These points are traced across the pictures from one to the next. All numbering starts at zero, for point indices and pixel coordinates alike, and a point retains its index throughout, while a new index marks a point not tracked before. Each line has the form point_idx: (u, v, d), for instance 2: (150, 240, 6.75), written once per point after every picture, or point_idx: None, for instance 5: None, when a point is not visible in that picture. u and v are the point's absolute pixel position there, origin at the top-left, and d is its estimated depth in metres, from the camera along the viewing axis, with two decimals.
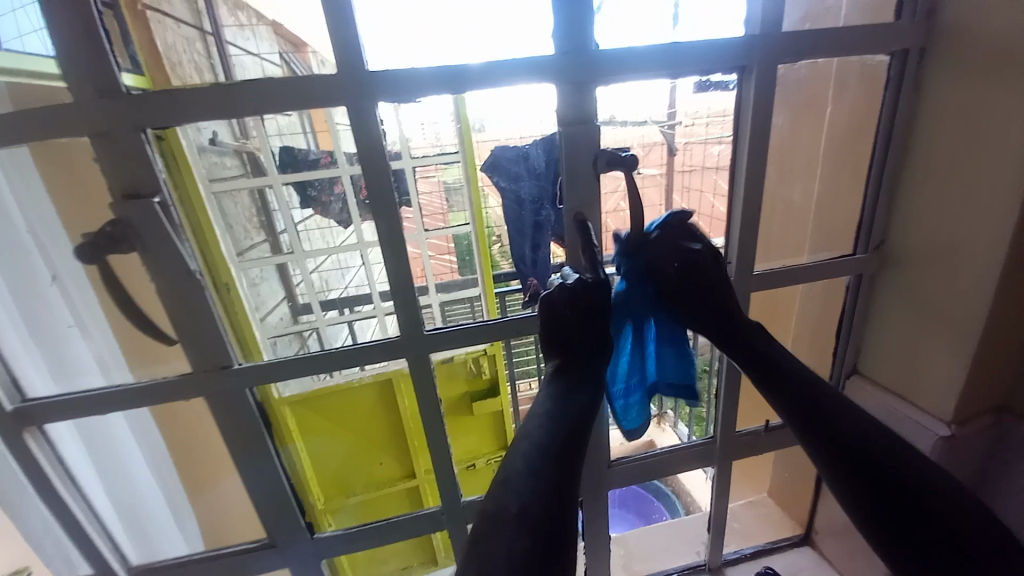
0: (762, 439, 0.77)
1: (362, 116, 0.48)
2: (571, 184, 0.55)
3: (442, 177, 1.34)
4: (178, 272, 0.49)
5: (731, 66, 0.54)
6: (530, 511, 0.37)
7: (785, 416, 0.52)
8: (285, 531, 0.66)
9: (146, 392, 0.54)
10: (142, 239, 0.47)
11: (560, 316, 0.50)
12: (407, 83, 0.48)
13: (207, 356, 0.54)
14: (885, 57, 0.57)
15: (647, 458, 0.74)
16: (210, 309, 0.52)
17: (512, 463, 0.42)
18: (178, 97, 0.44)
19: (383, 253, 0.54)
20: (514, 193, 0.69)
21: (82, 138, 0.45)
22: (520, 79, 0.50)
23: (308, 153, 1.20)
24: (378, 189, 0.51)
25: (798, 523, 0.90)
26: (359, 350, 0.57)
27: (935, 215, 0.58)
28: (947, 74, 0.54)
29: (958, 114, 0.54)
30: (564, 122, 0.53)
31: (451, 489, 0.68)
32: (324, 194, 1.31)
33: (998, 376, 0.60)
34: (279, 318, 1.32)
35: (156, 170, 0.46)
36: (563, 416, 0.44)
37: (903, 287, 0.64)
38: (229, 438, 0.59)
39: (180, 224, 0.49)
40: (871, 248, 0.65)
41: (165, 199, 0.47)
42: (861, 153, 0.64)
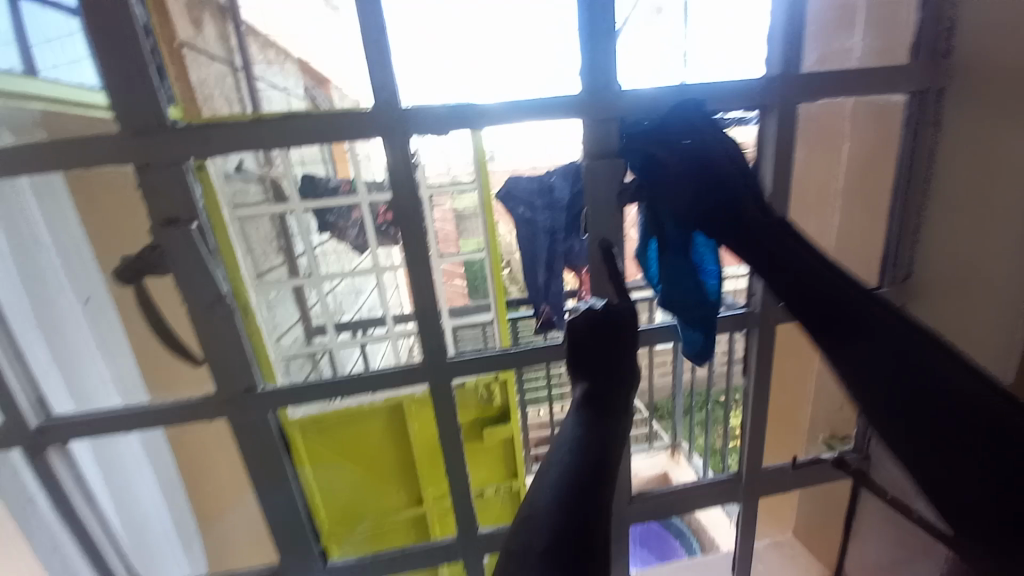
0: (788, 476, 0.74)
1: (394, 147, 0.50)
2: (595, 214, 0.56)
3: (455, 204, 1.38)
4: (209, 296, 0.50)
5: (752, 104, 0.55)
6: (559, 550, 0.34)
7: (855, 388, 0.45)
8: (298, 560, 0.64)
9: (169, 415, 0.54)
10: (178, 264, 0.49)
11: (583, 339, 0.51)
12: (438, 119, 0.49)
13: (232, 380, 0.54)
14: (902, 96, 0.58)
15: (670, 494, 0.72)
16: (239, 332, 0.52)
17: (539, 496, 0.39)
18: (221, 129, 0.46)
19: (408, 280, 0.55)
20: (529, 220, 0.68)
21: (127, 167, 0.47)
22: (545, 114, 0.51)
23: (329, 181, 1.24)
24: (405, 217, 0.52)
25: (826, 565, 0.86)
26: (380, 375, 0.57)
27: (962, 246, 0.58)
28: (967, 110, 0.55)
29: (978, 150, 0.56)
30: (588, 156, 0.54)
31: (468, 521, 0.66)
32: (341, 221, 1.33)
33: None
34: (292, 340, 1.33)
35: (195, 198, 0.48)
36: (590, 443, 0.42)
37: (933, 316, 0.62)
38: (247, 461, 0.58)
39: (214, 249, 0.51)
40: (897, 282, 0.62)
41: (202, 224, 0.49)
42: (882, 187, 0.63)
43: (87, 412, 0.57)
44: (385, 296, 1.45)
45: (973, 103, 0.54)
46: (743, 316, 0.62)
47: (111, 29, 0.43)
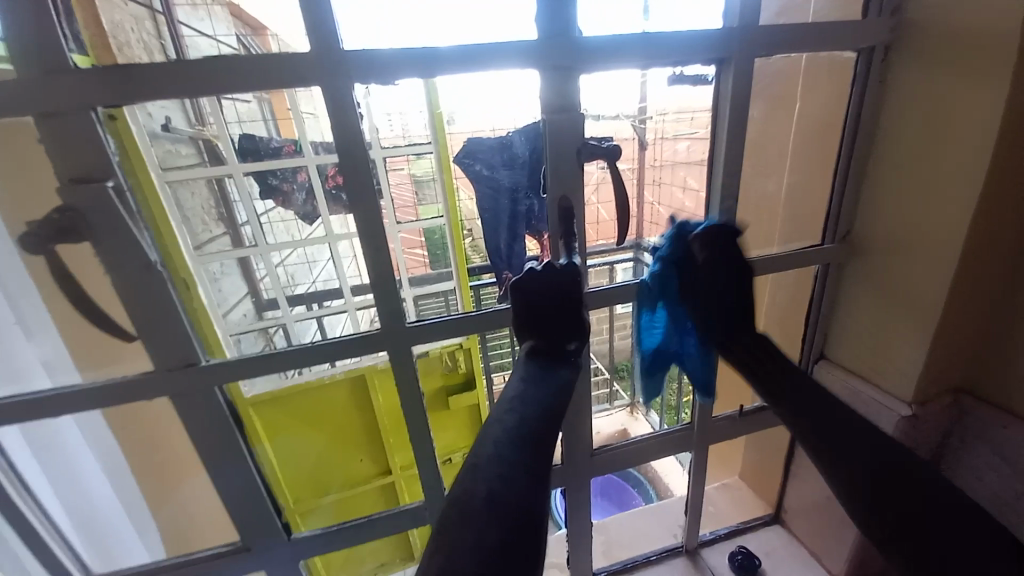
0: (736, 423, 0.80)
1: (337, 99, 0.46)
2: (555, 173, 0.55)
3: (411, 169, 1.31)
4: (136, 263, 0.46)
5: (710, 57, 0.55)
6: (497, 500, 0.37)
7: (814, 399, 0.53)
8: (261, 534, 0.63)
9: (103, 394, 0.50)
10: (96, 228, 0.44)
11: (532, 301, 0.51)
12: (386, 66, 0.46)
13: (171, 353, 0.50)
14: (852, 54, 0.60)
15: (629, 447, 0.75)
16: (173, 303, 0.48)
17: (483, 448, 0.41)
18: (133, 73, 0.41)
19: (362, 244, 0.52)
20: (493, 181, 0.74)
21: (24, 118, 0.41)
22: (504, 63, 0.49)
23: (271, 141, 1.20)
24: (355, 177, 0.49)
25: (768, 502, 0.94)
26: (335, 344, 0.55)
27: (897, 207, 0.61)
28: (911, 69, 0.56)
29: (918, 107, 0.57)
30: (547, 110, 0.52)
31: (435, 484, 0.67)
32: (286, 183, 1.24)
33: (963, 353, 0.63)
34: (242, 315, 1.26)
35: (108, 152, 0.42)
36: (535, 396, 0.45)
37: (870, 273, 0.66)
38: (197, 439, 0.55)
39: (138, 212, 0.45)
40: (838, 239, 0.68)
41: (120, 183, 0.44)
42: (828, 147, 0.66)
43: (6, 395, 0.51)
44: (342, 266, 1.39)
45: (914, 62, 0.56)
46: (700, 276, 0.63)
47: None
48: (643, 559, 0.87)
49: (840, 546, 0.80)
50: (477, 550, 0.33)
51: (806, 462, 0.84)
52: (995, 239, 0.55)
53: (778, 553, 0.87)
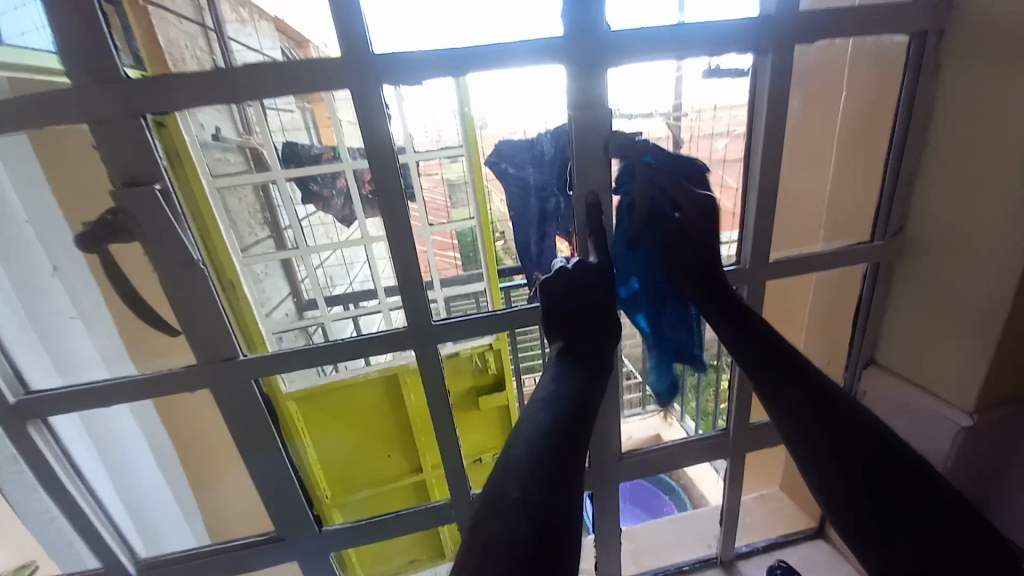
0: (774, 430, 0.76)
1: (365, 102, 0.47)
2: (582, 169, 0.54)
3: (445, 173, 1.34)
4: (180, 262, 0.48)
5: (744, 47, 0.53)
6: (531, 500, 0.37)
7: (795, 424, 0.50)
8: (294, 525, 0.65)
9: (150, 385, 0.53)
10: (145, 229, 0.47)
11: (558, 304, 0.51)
12: (413, 69, 0.47)
13: (210, 348, 0.53)
14: (902, 37, 0.55)
15: (658, 451, 0.73)
16: (213, 300, 0.51)
17: (515, 448, 0.42)
18: (178, 84, 0.44)
19: (389, 243, 0.53)
20: (520, 179, 0.71)
21: (83, 127, 0.44)
22: (528, 61, 0.49)
23: (312, 148, 1.20)
24: (382, 179, 0.50)
25: (811, 515, 0.89)
26: (363, 342, 0.56)
27: (953, 202, 0.56)
28: (972, 51, 0.52)
29: (981, 89, 0.51)
30: (574, 106, 0.51)
31: (460, 482, 0.67)
32: (326, 189, 1.29)
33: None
34: (284, 314, 1.31)
35: (155, 156, 0.45)
36: (566, 397, 0.45)
37: (924, 273, 0.61)
38: (235, 430, 0.58)
39: (182, 212, 0.48)
40: (889, 235, 0.63)
41: (166, 186, 0.46)
42: (876, 137, 0.62)
43: (67, 385, 0.56)
44: (376, 267, 1.43)
45: (972, 44, 0.51)
46: (734, 274, 0.61)
47: None
48: (674, 569, 0.84)
49: None
50: (512, 551, 0.34)
51: None
52: None
53: (822, 571, 0.82)
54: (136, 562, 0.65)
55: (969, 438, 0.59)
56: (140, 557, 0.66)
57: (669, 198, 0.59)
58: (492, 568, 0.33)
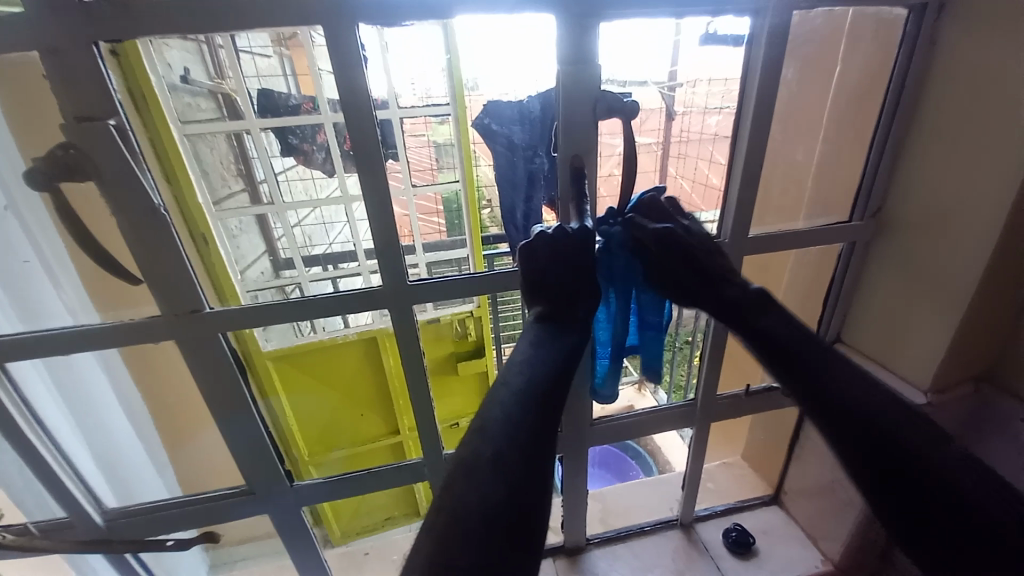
0: (741, 402, 0.79)
1: (341, 43, 0.44)
2: (568, 129, 0.52)
3: (432, 135, 1.27)
4: (141, 208, 0.46)
5: (743, 8, 0.51)
6: (504, 461, 0.38)
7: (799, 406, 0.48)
8: (266, 479, 0.66)
9: (113, 335, 0.51)
10: (102, 169, 0.44)
11: (541, 268, 0.50)
12: (395, 8, 0.44)
13: (176, 300, 0.51)
14: (902, 11, 0.54)
15: (629, 419, 0.75)
16: (178, 250, 0.49)
17: (490, 410, 0.42)
18: (134, 10, 0.40)
19: (365, 199, 0.51)
20: (506, 137, 0.72)
21: (30, 54, 0.41)
22: (517, 9, 0.46)
23: (289, 98, 1.18)
24: (360, 130, 0.47)
25: (770, 483, 0.93)
26: (338, 299, 0.55)
27: (934, 185, 0.57)
28: (970, 29, 0.51)
29: (975, 69, 0.51)
30: (564, 62, 0.49)
31: (434, 442, 0.68)
32: (306, 143, 1.24)
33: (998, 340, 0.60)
34: (260, 272, 1.28)
35: (110, 89, 0.42)
36: (544, 361, 0.45)
37: (897, 255, 0.63)
38: (204, 385, 0.57)
39: (141, 153, 0.45)
40: (867, 216, 0.63)
41: (122, 123, 0.43)
42: (866, 115, 0.61)
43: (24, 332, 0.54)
44: (356, 228, 1.39)
45: (970, 23, 0.51)
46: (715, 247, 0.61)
47: None
48: (637, 529, 0.89)
49: (841, 533, 0.79)
50: (479, 508, 0.35)
51: (812, 447, 0.82)
52: None
53: (775, 533, 0.87)
54: (103, 512, 0.65)
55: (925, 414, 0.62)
56: (108, 507, 0.65)
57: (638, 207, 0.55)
58: (459, 528, 0.34)
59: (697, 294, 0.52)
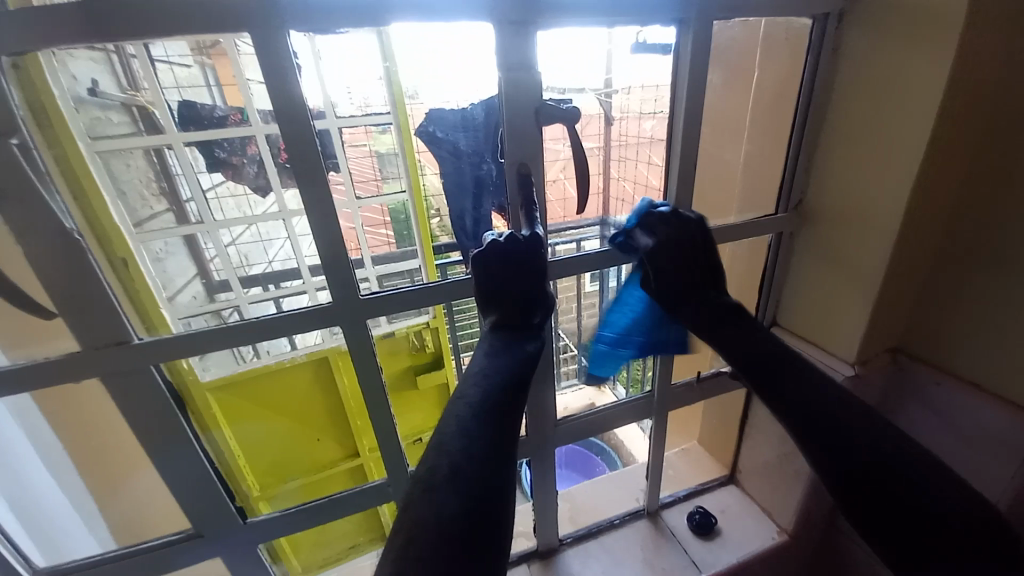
0: (693, 390, 0.83)
1: (274, 51, 0.42)
2: (513, 133, 0.53)
3: (374, 146, 1.30)
4: (51, 233, 0.41)
5: (669, 19, 0.54)
6: (462, 474, 0.37)
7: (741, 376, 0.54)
8: (216, 520, 0.61)
9: (24, 379, 0.46)
10: (1, 193, 0.39)
11: (493, 278, 0.51)
12: (328, 15, 0.42)
13: (99, 332, 0.46)
14: (807, 21, 0.60)
15: (591, 416, 0.77)
16: (100, 278, 0.44)
17: (446, 425, 0.41)
18: (33, 18, 0.36)
19: (310, 215, 0.49)
20: (451, 144, 0.70)
21: None
22: (455, 19, 0.46)
23: (215, 110, 1.16)
24: (297, 137, 0.45)
25: (724, 464, 0.99)
26: (286, 321, 0.52)
27: (843, 178, 0.63)
28: (864, 39, 0.57)
29: (871, 75, 0.57)
30: (505, 67, 0.50)
31: (397, 461, 0.66)
32: (234, 155, 1.21)
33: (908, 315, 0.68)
34: (191, 297, 1.20)
35: (11, 105, 0.38)
36: (499, 371, 0.45)
37: (817, 243, 0.69)
38: (138, 423, 0.52)
39: (49, 173, 0.41)
40: (790, 209, 0.70)
41: (26, 141, 0.39)
42: (783, 116, 0.67)
43: None
44: (298, 245, 1.32)
45: (862, 34, 0.57)
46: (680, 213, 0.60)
47: None
48: (606, 523, 0.90)
49: (789, 504, 0.85)
50: (439, 523, 0.35)
51: (759, 427, 0.88)
52: (931, 206, 0.59)
53: (733, 512, 0.92)
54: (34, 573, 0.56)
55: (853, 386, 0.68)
56: (39, 566, 0.57)
57: (660, 217, 0.59)
58: (418, 547, 0.33)
59: (680, 301, 0.59)
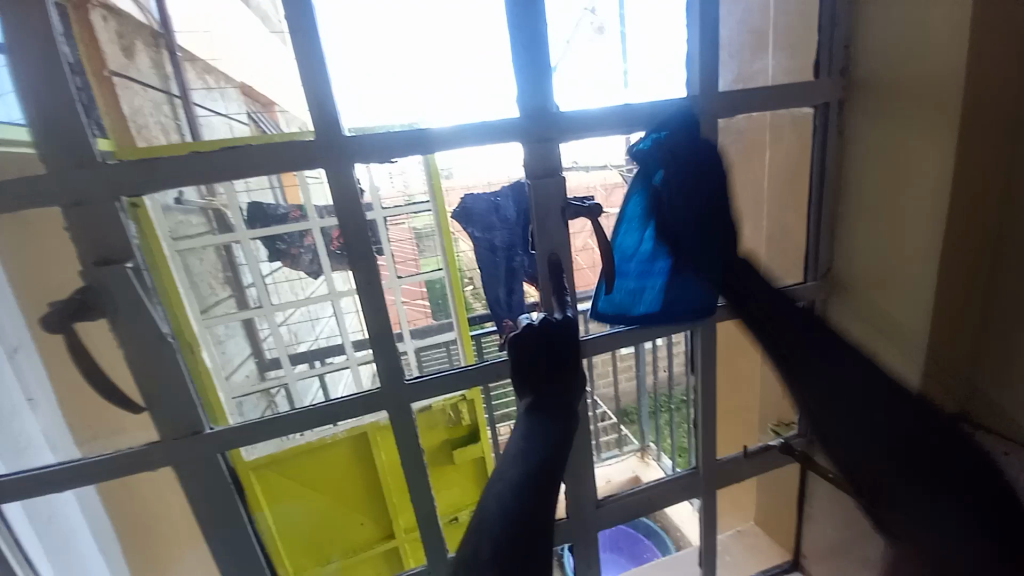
0: (742, 466, 0.79)
1: (341, 176, 0.50)
2: (543, 230, 0.58)
3: (412, 224, 1.35)
4: (150, 337, 0.48)
5: (677, 121, 0.60)
6: (504, 559, 0.38)
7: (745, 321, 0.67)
8: None
9: (106, 468, 0.51)
10: (113, 306, 0.46)
11: (526, 356, 0.55)
12: (380, 145, 0.50)
13: (177, 423, 0.52)
14: (810, 109, 0.65)
15: (634, 494, 0.74)
16: (183, 375, 0.50)
17: (487, 505, 0.43)
18: (153, 166, 0.45)
19: (362, 307, 0.54)
20: (488, 242, 0.72)
21: (54, 209, 0.44)
22: (488, 141, 0.54)
23: (278, 208, 1.20)
24: (354, 238, 0.52)
25: (787, 548, 0.91)
26: (337, 406, 0.56)
27: (870, 247, 0.64)
28: (867, 121, 0.61)
29: (879, 156, 0.61)
30: (534, 174, 0.57)
31: (438, 545, 0.66)
32: (293, 247, 1.32)
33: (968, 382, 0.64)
34: (245, 376, 1.27)
35: (130, 236, 0.46)
36: (535, 450, 0.47)
37: (854, 309, 0.69)
38: (199, 507, 0.56)
39: (152, 288, 0.48)
40: (819, 277, 0.70)
41: (138, 263, 0.47)
42: (799, 191, 0.70)
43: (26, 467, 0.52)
44: (343, 322, 1.40)
45: (866, 117, 0.61)
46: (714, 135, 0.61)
47: (33, 65, 0.41)
48: None
49: None
50: None
51: (820, 505, 0.82)
52: (963, 273, 0.58)
53: None
54: None
55: None
56: None
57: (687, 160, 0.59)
58: None
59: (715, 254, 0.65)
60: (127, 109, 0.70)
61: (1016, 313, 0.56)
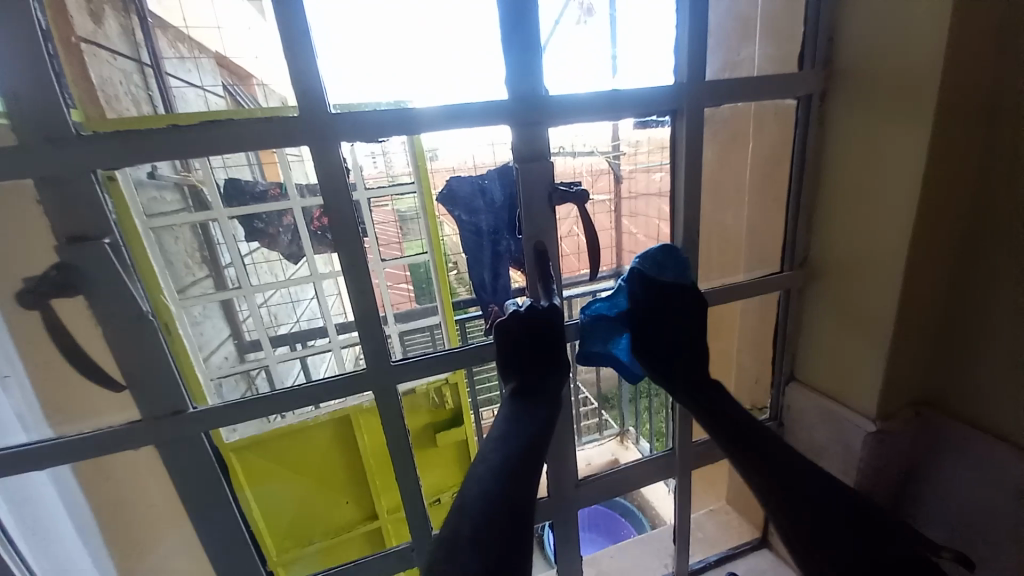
0: (715, 447, 0.82)
1: (327, 155, 0.50)
2: (530, 215, 0.59)
3: (395, 206, 1.32)
4: (128, 316, 0.47)
5: (664, 110, 0.61)
6: (485, 537, 0.39)
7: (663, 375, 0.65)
8: None
9: (86, 447, 0.50)
10: (89, 283, 0.45)
11: (512, 343, 0.56)
12: (367, 125, 0.50)
13: (158, 403, 0.51)
14: (793, 101, 0.66)
15: (613, 474, 0.77)
16: (164, 354, 0.50)
17: (468, 488, 0.44)
18: (129, 140, 0.43)
19: (347, 288, 0.54)
20: (473, 226, 0.70)
21: (25, 182, 0.43)
22: (476, 124, 0.54)
23: (256, 185, 1.23)
24: (338, 219, 0.52)
25: (755, 525, 0.95)
26: (321, 387, 0.56)
27: (842, 238, 0.67)
28: (845, 114, 0.63)
29: (854, 150, 0.63)
30: (521, 159, 0.57)
31: (421, 523, 0.67)
32: (272, 227, 1.28)
33: (930, 368, 0.68)
34: (224, 358, 1.25)
35: (107, 211, 0.45)
36: (517, 435, 0.48)
37: (826, 298, 0.71)
38: (181, 487, 0.55)
39: (131, 265, 0.47)
40: (796, 265, 0.73)
41: (116, 240, 0.45)
42: (779, 182, 0.72)
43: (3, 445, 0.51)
44: (326, 305, 1.38)
45: (844, 111, 0.63)
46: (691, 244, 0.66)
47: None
48: None
49: None
50: None
51: None
52: (930, 266, 0.61)
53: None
54: None
55: (876, 441, 0.68)
56: None
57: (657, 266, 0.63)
58: None
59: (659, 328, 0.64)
60: (99, 81, 0.68)
61: (994, 304, 0.59)
